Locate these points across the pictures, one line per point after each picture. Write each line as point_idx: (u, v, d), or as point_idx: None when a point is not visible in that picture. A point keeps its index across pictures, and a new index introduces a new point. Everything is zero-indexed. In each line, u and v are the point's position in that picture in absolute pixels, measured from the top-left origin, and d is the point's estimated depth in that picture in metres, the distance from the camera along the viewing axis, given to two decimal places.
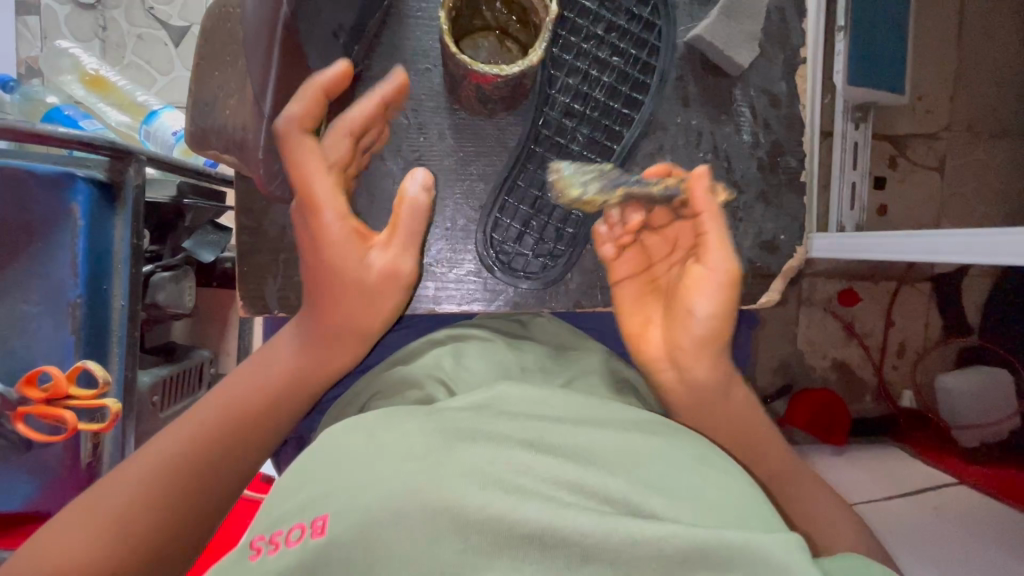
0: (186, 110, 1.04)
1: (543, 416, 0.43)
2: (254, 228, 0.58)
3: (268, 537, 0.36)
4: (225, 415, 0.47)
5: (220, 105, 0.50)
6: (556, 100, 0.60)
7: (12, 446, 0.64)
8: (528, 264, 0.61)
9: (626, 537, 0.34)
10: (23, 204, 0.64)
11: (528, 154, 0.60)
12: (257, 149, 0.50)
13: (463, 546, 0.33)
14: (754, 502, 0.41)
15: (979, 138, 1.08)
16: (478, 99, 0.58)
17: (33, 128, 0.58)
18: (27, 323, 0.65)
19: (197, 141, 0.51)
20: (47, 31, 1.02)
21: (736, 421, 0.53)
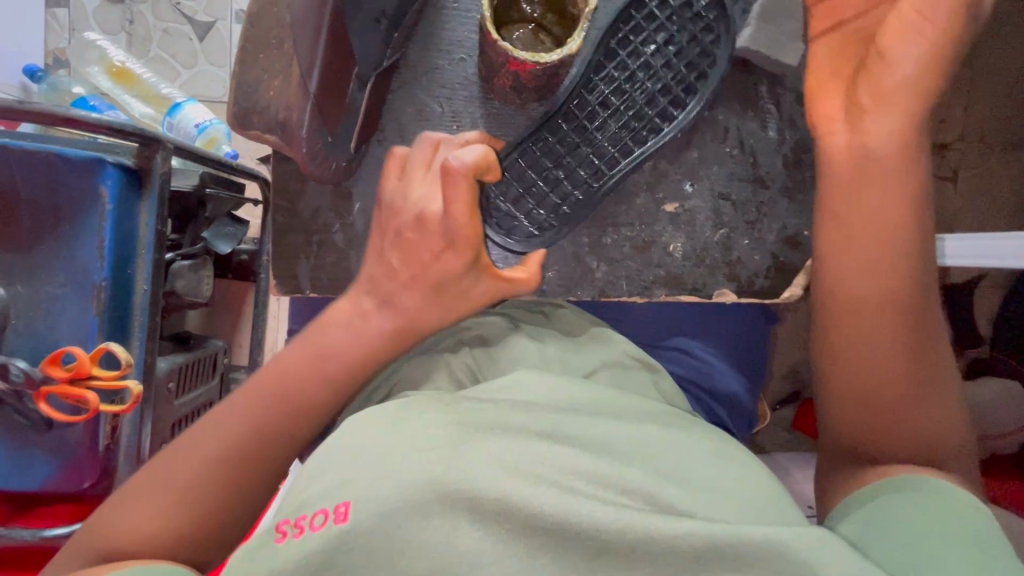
0: (208, 103, 1.06)
1: (560, 406, 0.42)
2: (287, 210, 0.59)
3: (294, 520, 0.35)
4: (312, 373, 0.44)
5: (262, 86, 0.46)
6: (601, 86, 0.61)
7: (34, 426, 0.65)
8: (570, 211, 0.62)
9: (641, 532, 0.34)
10: (53, 187, 0.65)
11: (558, 132, 0.61)
12: (301, 128, 0.48)
13: (482, 534, 0.34)
14: (772, 496, 0.41)
15: (993, 148, 1.09)
16: (512, 88, 0.58)
17: (66, 112, 0.60)
18: (52, 304, 0.66)
19: (238, 121, 0.47)
20: (75, 23, 1.04)
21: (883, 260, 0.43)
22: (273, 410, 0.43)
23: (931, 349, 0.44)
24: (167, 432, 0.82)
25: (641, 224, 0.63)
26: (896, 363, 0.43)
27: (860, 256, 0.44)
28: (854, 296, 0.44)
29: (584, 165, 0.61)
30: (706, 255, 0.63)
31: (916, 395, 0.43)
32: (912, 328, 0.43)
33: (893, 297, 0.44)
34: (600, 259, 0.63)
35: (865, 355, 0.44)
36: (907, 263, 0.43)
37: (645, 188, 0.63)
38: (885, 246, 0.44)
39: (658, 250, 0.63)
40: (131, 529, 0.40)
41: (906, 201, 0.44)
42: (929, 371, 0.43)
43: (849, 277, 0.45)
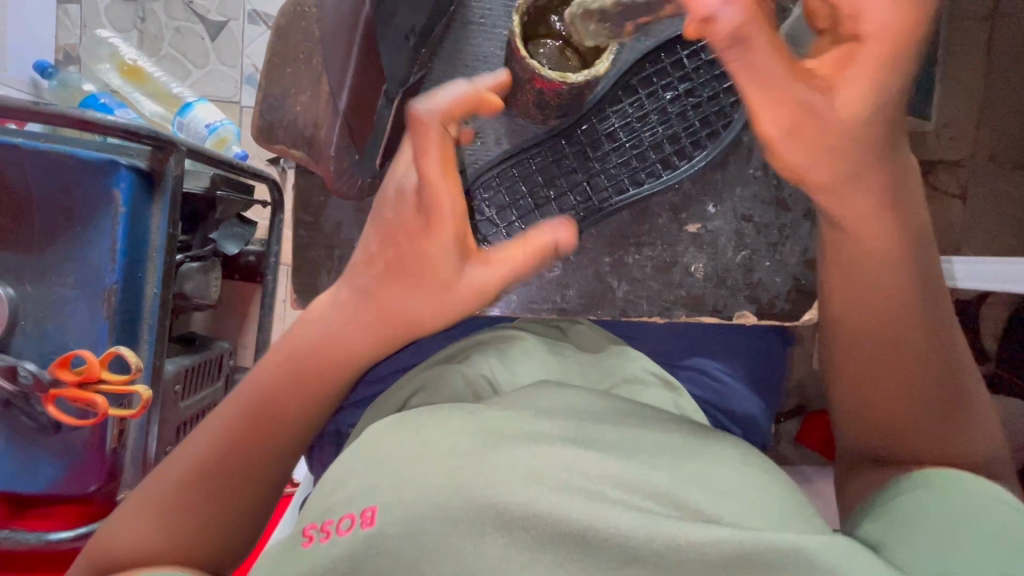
0: (220, 103, 1.06)
1: (584, 416, 0.42)
2: (310, 224, 0.59)
3: (320, 524, 0.35)
4: (295, 386, 0.40)
5: (290, 101, 0.50)
6: (612, 119, 0.61)
7: (41, 429, 0.65)
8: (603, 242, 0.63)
9: (669, 540, 0.33)
10: (66, 186, 0.65)
11: (584, 162, 0.61)
12: (329, 146, 0.50)
13: (508, 540, 0.32)
14: (796, 506, 0.41)
15: (1004, 167, 1.09)
16: (535, 104, 0.56)
17: (82, 115, 0.59)
18: (62, 305, 0.65)
19: (263, 136, 0.51)
20: (88, 20, 1.05)
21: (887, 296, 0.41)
22: (257, 425, 0.40)
23: (951, 363, 0.43)
24: (172, 434, 0.81)
25: (663, 243, 0.63)
26: (920, 392, 0.42)
27: (868, 297, 0.42)
28: (868, 336, 0.43)
29: (574, 191, 0.61)
30: (728, 276, 0.63)
31: (945, 413, 0.43)
32: (931, 352, 0.42)
33: (905, 331, 0.42)
34: (620, 278, 0.63)
35: (887, 390, 0.43)
36: (910, 291, 0.41)
37: (668, 210, 0.63)
38: (892, 283, 0.41)
39: (680, 270, 0.63)
40: (141, 534, 0.39)
41: (905, 224, 0.40)
42: (953, 384, 0.43)
43: (861, 319, 0.43)
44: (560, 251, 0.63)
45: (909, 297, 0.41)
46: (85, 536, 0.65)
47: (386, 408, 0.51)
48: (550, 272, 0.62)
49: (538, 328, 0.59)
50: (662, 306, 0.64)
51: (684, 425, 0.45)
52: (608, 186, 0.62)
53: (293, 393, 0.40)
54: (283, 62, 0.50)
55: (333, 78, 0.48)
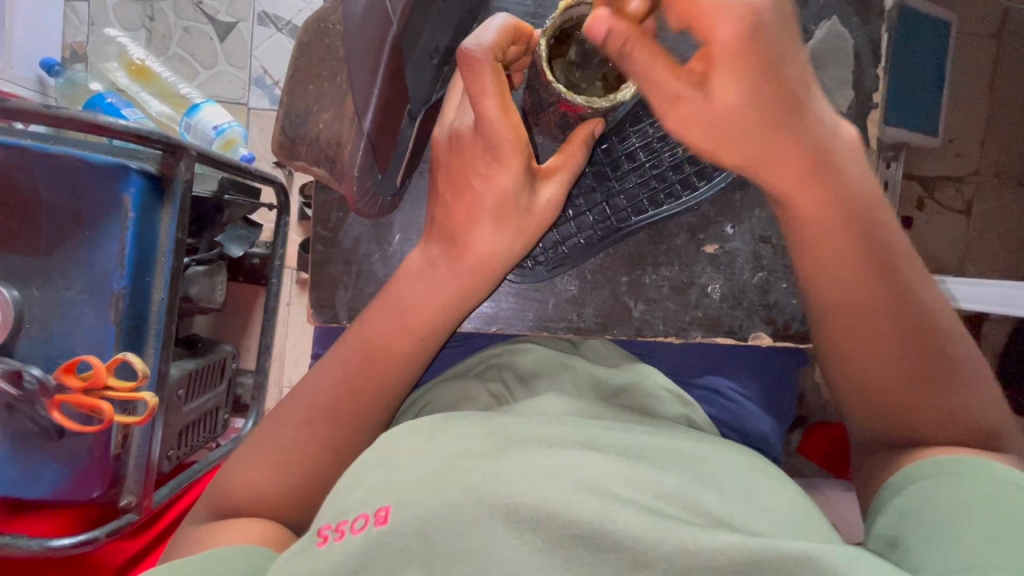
0: (228, 104, 1.05)
1: (593, 423, 0.42)
2: (328, 240, 0.59)
3: (335, 524, 0.33)
4: (395, 334, 0.46)
5: (313, 118, 0.50)
6: (632, 139, 0.59)
7: (44, 434, 0.65)
8: (622, 266, 0.62)
9: (679, 544, 0.32)
10: (77, 190, 0.64)
11: (603, 182, 0.59)
12: (352, 166, 0.48)
13: (520, 542, 0.31)
14: (808, 512, 0.40)
15: (1009, 183, 1.09)
16: (558, 125, 0.53)
17: (94, 120, 0.58)
18: (69, 310, 0.65)
19: (284, 152, 0.52)
20: (96, 18, 1.04)
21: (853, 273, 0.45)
22: (367, 367, 0.46)
23: (937, 338, 0.44)
24: (174, 438, 0.81)
25: (680, 263, 0.63)
26: (900, 365, 0.44)
27: (829, 277, 0.46)
28: (840, 316, 0.46)
29: (593, 211, 0.60)
30: (744, 297, 0.62)
31: (933, 389, 0.44)
32: (909, 327, 0.44)
33: (875, 307, 0.45)
34: (637, 298, 0.62)
35: (868, 368, 0.45)
36: (875, 269, 0.45)
37: (686, 230, 0.63)
38: (850, 262, 0.45)
39: (697, 290, 0.63)
40: (254, 479, 0.44)
41: (855, 203, 0.44)
42: (942, 359, 0.44)
43: (827, 298, 0.46)
44: (578, 271, 0.62)
45: (875, 274, 0.44)
46: (87, 543, 0.64)
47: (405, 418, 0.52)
48: (567, 291, 0.62)
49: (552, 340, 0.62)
50: (678, 327, 0.63)
51: (694, 437, 0.45)
52: (627, 207, 0.60)
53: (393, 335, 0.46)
54: (305, 79, 0.50)
55: (357, 98, 0.45)
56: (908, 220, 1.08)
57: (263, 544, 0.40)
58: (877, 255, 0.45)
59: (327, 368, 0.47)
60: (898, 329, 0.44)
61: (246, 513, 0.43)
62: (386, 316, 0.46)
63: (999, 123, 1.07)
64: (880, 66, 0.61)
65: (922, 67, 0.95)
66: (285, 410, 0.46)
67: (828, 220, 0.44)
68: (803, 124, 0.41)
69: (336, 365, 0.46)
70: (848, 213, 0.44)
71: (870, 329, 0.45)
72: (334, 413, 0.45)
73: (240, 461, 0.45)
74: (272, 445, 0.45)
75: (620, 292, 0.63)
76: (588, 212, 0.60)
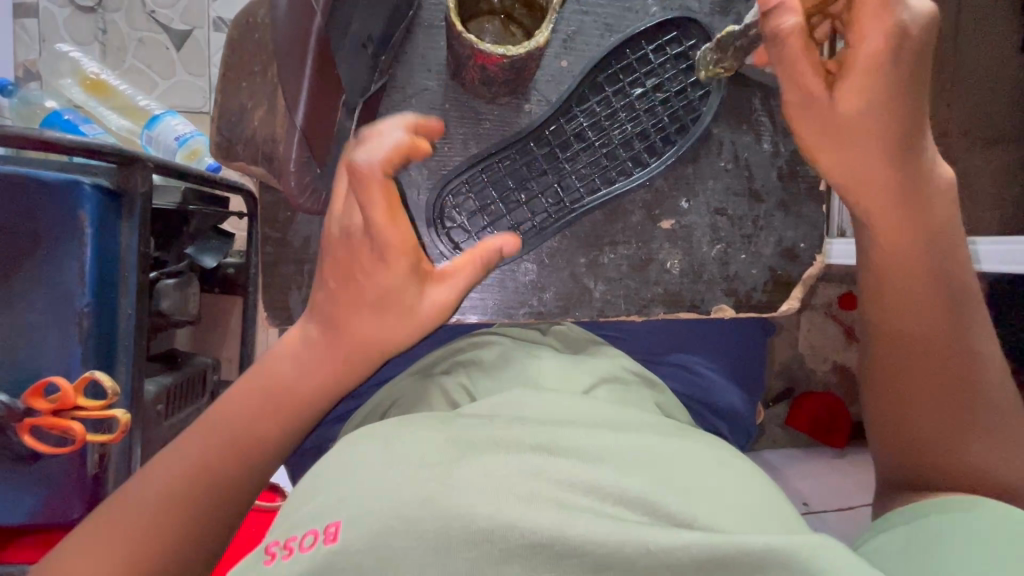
0: (189, 114, 1.04)
1: (554, 421, 0.41)
2: (278, 240, 0.63)
3: (283, 541, 0.33)
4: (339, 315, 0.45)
5: (249, 116, 0.55)
6: (580, 119, 0.67)
7: (16, 459, 0.64)
8: (586, 255, 0.67)
9: (637, 546, 0.31)
10: (29, 211, 0.63)
11: (554, 163, 0.66)
12: (288, 161, 0.52)
13: (475, 554, 0.30)
14: (774, 503, 0.39)
15: (975, 144, 1.09)
16: (481, 80, 0.62)
17: (40, 134, 0.57)
18: (32, 332, 0.64)
19: (223, 153, 0.57)
20: (46, 33, 1.02)
21: (917, 300, 0.44)
22: (302, 360, 0.46)
23: (980, 382, 0.44)
24: (157, 454, 0.80)
25: (638, 243, 0.68)
26: (953, 409, 0.44)
27: (904, 300, 0.45)
28: (895, 347, 0.46)
29: (546, 193, 0.66)
30: (704, 271, 0.68)
31: (969, 441, 0.44)
32: (963, 370, 0.44)
33: (922, 344, 0.44)
34: (597, 279, 0.67)
35: (934, 408, 0.44)
36: (938, 306, 0.44)
37: (642, 207, 0.68)
38: (925, 290, 0.44)
39: (656, 266, 0.68)
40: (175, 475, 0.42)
41: (933, 237, 0.44)
42: (980, 411, 0.44)
43: (897, 325, 0.45)
44: (536, 255, 0.67)
45: (955, 302, 0.44)
46: None
47: (367, 418, 0.52)
48: (526, 275, 0.67)
49: (517, 332, 0.61)
50: (641, 304, 0.69)
51: (661, 427, 0.43)
52: (580, 187, 0.67)
53: (355, 329, 0.46)
54: (237, 77, 0.55)
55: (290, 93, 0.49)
56: None
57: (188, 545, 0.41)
58: (944, 291, 0.44)
59: (307, 374, 0.46)
60: (943, 374, 0.44)
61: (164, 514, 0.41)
62: (312, 312, 0.48)
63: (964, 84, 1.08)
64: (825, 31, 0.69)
65: None
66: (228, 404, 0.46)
67: (902, 244, 0.44)
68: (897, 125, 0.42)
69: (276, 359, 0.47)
70: (937, 239, 0.44)
71: (922, 368, 0.44)
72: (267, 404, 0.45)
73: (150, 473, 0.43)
74: (198, 443, 0.43)
75: (580, 272, 0.68)
76: (542, 195, 0.67)
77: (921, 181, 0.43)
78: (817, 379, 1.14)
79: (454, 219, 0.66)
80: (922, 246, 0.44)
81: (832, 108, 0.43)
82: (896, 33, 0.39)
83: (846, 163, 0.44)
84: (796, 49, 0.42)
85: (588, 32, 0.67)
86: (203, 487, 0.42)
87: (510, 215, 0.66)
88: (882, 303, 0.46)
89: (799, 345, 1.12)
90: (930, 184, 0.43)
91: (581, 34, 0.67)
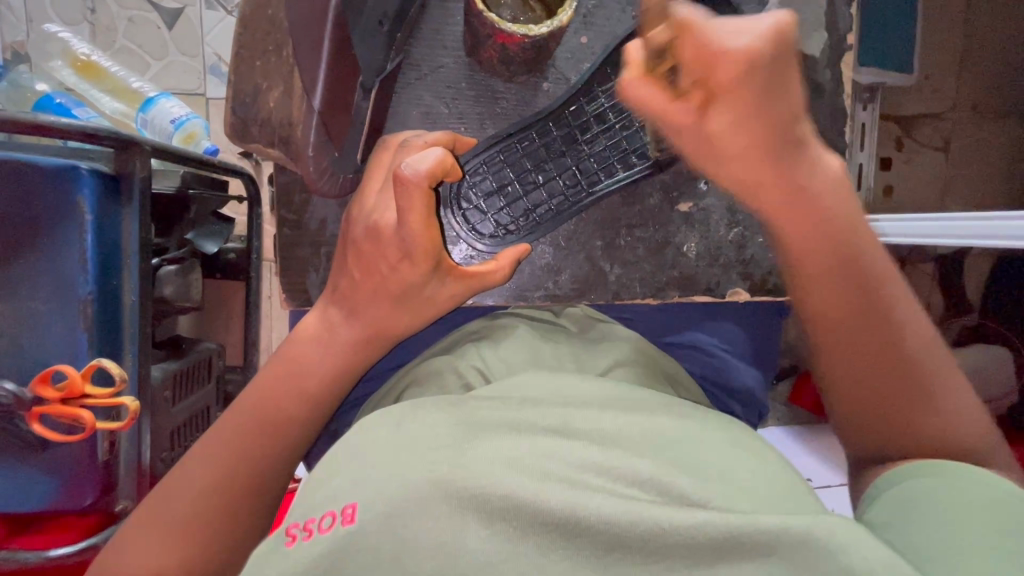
0: (185, 96, 1.03)
1: (568, 401, 0.39)
2: (294, 221, 0.64)
3: (302, 523, 0.32)
4: (378, 297, 0.45)
5: (263, 98, 0.57)
6: (602, 99, 0.65)
7: (29, 447, 0.64)
8: (605, 246, 0.70)
9: (653, 525, 0.30)
10: (27, 197, 0.61)
11: (570, 145, 0.66)
12: (308, 146, 0.55)
13: (489, 533, 0.29)
14: (792, 482, 0.38)
15: (985, 116, 1.08)
16: (500, 59, 0.64)
17: (33, 119, 0.55)
18: (38, 320, 0.63)
19: (239, 134, 0.58)
20: (33, 14, 1.00)
21: (840, 283, 0.40)
22: (329, 341, 0.46)
23: (908, 363, 0.41)
24: (165, 441, 0.80)
25: (655, 226, 0.70)
26: (890, 388, 0.41)
27: (825, 290, 0.40)
28: (837, 338, 0.41)
29: (563, 175, 0.66)
30: (720, 255, 0.70)
31: (921, 407, 0.41)
32: (880, 339, 0.41)
33: (855, 336, 0.41)
34: (613, 262, 0.70)
35: (874, 386, 0.41)
36: (850, 292, 0.40)
37: (661, 190, 0.70)
38: (839, 276, 0.40)
39: (672, 249, 0.70)
40: (209, 457, 0.43)
41: (836, 224, 0.39)
42: (911, 375, 0.41)
43: (822, 315, 0.41)
44: (552, 237, 0.69)
45: (866, 296, 0.40)
46: (88, 549, 0.64)
47: (382, 400, 0.52)
48: (542, 257, 0.69)
49: (531, 313, 0.61)
50: (654, 289, 0.71)
51: (677, 408, 0.42)
52: (598, 170, 0.67)
53: (374, 314, 0.45)
54: (251, 56, 0.56)
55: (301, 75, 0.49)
56: (886, 161, 1.09)
57: (226, 521, 0.42)
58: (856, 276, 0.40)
59: (328, 353, 0.46)
60: (877, 371, 0.41)
61: (195, 496, 0.41)
62: (330, 297, 0.47)
63: (977, 54, 1.06)
64: (848, 4, 0.74)
65: (904, 31, 0.96)
66: (254, 387, 0.45)
67: (817, 237, 0.39)
68: (764, 137, 0.34)
69: (303, 338, 0.46)
70: (840, 225, 0.39)
71: (853, 355, 0.41)
72: (292, 388, 0.45)
73: (188, 459, 0.43)
74: (228, 427, 0.44)
75: (597, 255, 0.70)
76: (560, 178, 0.67)
77: (804, 178, 0.37)
78: None
79: (469, 201, 0.66)
80: (822, 220, 0.38)
81: (699, 127, 0.35)
82: (746, 55, 0.31)
83: (727, 179, 0.37)
84: (646, 93, 0.36)
85: (608, 7, 0.68)
86: (241, 467, 0.43)
87: (527, 197, 0.67)
88: (799, 299, 0.42)
89: None
90: (817, 172, 0.37)
91: (602, 10, 0.68)
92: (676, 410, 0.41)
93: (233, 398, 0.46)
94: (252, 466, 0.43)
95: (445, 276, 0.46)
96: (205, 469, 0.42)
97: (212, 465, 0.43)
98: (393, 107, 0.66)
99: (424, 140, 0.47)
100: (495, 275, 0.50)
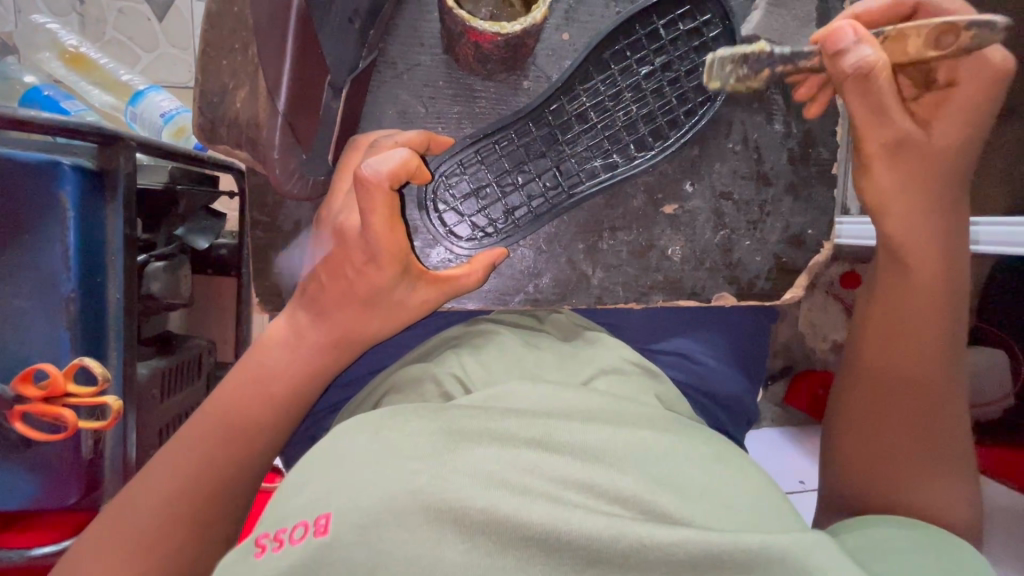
0: (175, 89, 1.01)
1: (552, 413, 0.38)
2: (268, 223, 0.65)
3: (273, 533, 0.31)
4: (350, 302, 0.45)
5: (230, 98, 0.53)
6: (583, 98, 0.67)
7: (11, 446, 0.63)
8: (587, 246, 0.71)
9: (634, 541, 0.30)
10: (9, 192, 0.60)
11: (548, 146, 0.67)
12: (273, 148, 0.53)
13: (468, 546, 0.29)
14: (772, 495, 0.37)
15: None
16: (476, 58, 0.64)
17: (15, 113, 0.54)
18: (20, 317, 0.62)
19: (206, 135, 0.55)
20: (22, 5, 0.98)
21: (925, 321, 0.46)
22: (303, 346, 0.45)
23: (941, 417, 0.45)
24: (154, 438, 0.79)
25: (639, 228, 0.72)
26: (917, 433, 0.45)
27: (891, 326, 0.47)
28: (883, 371, 0.47)
29: (543, 176, 0.67)
30: (706, 258, 0.72)
31: (917, 469, 0.45)
32: (921, 386, 0.46)
33: (899, 371, 0.47)
34: (595, 265, 0.71)
35: (903, 428, 0.46)
36: (927, 338, 0.46)
37: (645, 190, 0.72)
38: (921, 316, 0.46)
39: (656, 253, 0.72)
40: (179, 460, 0.42)
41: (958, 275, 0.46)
42: (938, 426, 0.45)
43: (878, 349, 0.48)
44: (531, 241, 0.70)
45: (929, 343, 0.46)
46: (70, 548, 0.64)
47: (360, 405, 0.51)
48: (521, 260, 0.70)
49: (513, 319, 0.61)
50: (638, 294, 0.72)
51: (662, 423, 0.41)
52: (579, 172, 0.68)
53: (343, 318, 0.45)
54: (218, 52, 0.51)
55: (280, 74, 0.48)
56: None
57: (197, 525, 0.41)
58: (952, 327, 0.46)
59: (303, 356, 0.45)
60: (908, 415, 0.46)
61: (166, 502, 0.41)
62: (302, 299, 0.47)
63: None
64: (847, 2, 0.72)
65: None
66: (228, 388, 0.45)
67: (928, 282, 0.46)
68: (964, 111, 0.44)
69: (279, 342, 0.46)
70: (946, 291, 0.46)
71: (892, 386, 0.47)
72: (266, 391, 0.44)
73: (155, 464, 0.43)
74: (200, 431, 0.43)
75: (578, 257, 0.71)
76: (539, 179, 0.67)
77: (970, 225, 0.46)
78: (817, 359, 1.13)
79: (447, 202, 0.67)
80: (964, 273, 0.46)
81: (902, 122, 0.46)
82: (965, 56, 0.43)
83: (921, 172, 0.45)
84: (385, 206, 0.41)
85: (591, 3, 0.69)
86: (212, 471, 0.42)
87: (504, 199, 0.67)
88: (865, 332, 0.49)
89: (798, 325, 1.11)
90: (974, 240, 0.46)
91: (584, 7, 0.69)
92: (659, 425, 0.41)
93: (204, 400, 0.46)
94: (225, 469, 0.43)
95: (416, 282, 0.46)
96: (176, 473, 0.42)
97: (184, 470, 0.42)
98: (370, 105, 0.67)
99: (394, 141, 0.48)
100: (467, 281, 0.50)
